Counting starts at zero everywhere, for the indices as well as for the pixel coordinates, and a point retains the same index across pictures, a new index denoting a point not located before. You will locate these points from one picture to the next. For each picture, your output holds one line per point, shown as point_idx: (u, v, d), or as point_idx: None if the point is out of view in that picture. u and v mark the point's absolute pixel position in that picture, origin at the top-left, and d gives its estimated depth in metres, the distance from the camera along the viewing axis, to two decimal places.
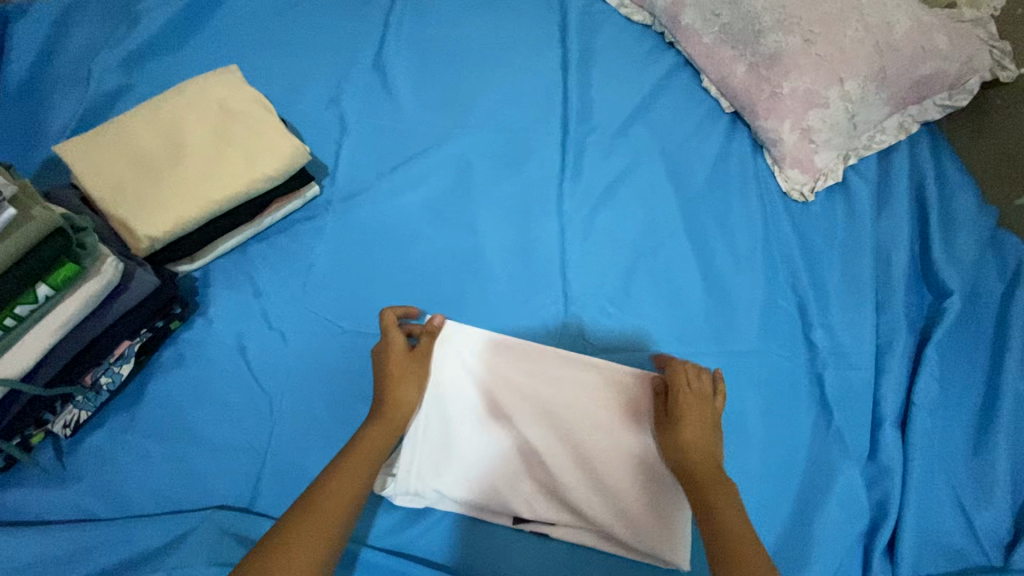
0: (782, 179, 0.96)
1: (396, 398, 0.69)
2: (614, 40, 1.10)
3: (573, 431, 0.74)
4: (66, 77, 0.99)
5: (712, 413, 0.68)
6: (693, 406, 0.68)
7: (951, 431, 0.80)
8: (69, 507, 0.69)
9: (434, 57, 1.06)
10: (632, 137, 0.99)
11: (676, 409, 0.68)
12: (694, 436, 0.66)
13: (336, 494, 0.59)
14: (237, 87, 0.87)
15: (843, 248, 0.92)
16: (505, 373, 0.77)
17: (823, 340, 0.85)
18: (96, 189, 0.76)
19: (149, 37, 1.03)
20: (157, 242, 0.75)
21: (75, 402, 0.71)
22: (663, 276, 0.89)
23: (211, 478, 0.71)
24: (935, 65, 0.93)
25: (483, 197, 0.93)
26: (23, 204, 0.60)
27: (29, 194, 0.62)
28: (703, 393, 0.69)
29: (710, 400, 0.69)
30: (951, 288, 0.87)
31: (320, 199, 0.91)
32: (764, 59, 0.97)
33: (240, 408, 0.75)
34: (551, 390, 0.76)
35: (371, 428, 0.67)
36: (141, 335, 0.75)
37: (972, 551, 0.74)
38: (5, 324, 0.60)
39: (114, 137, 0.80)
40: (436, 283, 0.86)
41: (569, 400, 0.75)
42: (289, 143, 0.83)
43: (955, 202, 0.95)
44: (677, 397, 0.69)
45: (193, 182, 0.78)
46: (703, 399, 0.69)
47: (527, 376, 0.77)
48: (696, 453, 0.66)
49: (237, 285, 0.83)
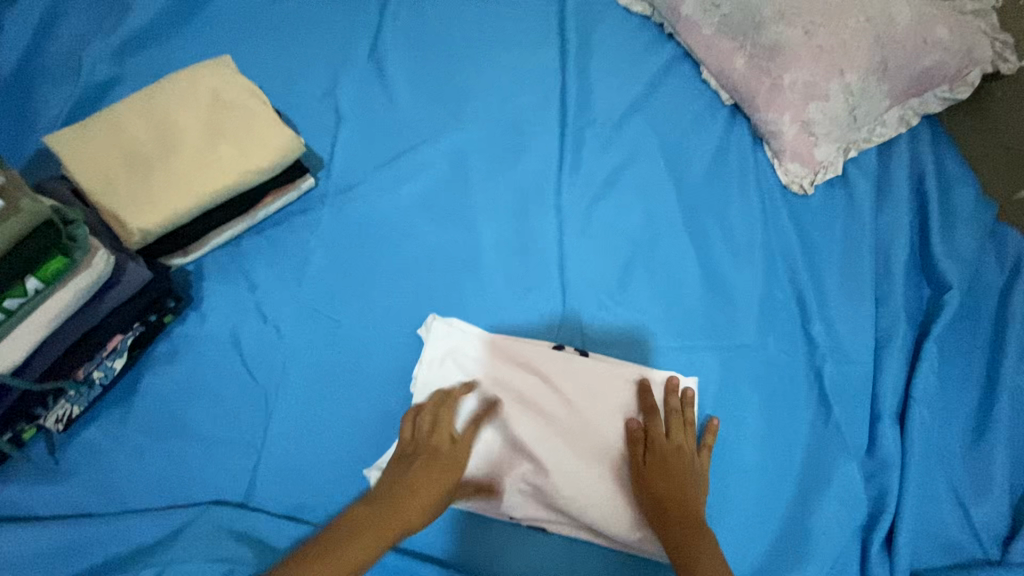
0: (781, 172, 0.95)
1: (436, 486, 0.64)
2: (613, 31, 1.08)
3: (564, 433, 0.74)
4: (56, 68, 0.98)
5: (688, 464, 0.69)
6: (671, 456, 0.69)
7: (950, 425, 0.80)
8: (63, 502, 0.68)
9: (431, 47, 1.05)
10: (631, 130, 0.98)
11: (656, 460, 0.69)
12: (673, 479, 0.67)
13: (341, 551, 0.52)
14: (230, 77, 0.85)
15: (843, 242, 0.91)
16: (499, 369, 0.77)
17: (822, 335, 0.84)
18: (87, 181, 0.75)
19: (139, 26, 1.01)
20: (149, 235, 0.74)
21: (68, 397, 0.70)
22: (661, 271, 0.88)
23: (206, 473, 0.71)
24: (936, 57, 0.92)
25: (479, 190, 0.92)
26: (11, 194, 0.59)
27: (16, 184, 0.61)
28: (682, 444, 0.71)
29: (687, 454, 0.70)
30: (950, 282, 0.86)
31: (315, 192, 0.90)
32: (764, 51, 0.96)
33: (235, 403, 0.75)
34: (535, 403, 0.75)
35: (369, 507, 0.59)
36: (134, 330, 0.74)
37: (970, 545, 0.74)
38: None
39: (104, 128, 0.79)
40: (432, 278, 0.85)
41: (557, 411, 0.75)
42: (283, 134, 0.82)
43: (955, 196, 0.94)
44: (654, 448, 0.70)
45: (185, 174, 0.77)
46: (682, 449, 0.70)
47: (521, 374, 0.77)
48: (674, 499, 0.66)
49: (231, 279, 0.82)
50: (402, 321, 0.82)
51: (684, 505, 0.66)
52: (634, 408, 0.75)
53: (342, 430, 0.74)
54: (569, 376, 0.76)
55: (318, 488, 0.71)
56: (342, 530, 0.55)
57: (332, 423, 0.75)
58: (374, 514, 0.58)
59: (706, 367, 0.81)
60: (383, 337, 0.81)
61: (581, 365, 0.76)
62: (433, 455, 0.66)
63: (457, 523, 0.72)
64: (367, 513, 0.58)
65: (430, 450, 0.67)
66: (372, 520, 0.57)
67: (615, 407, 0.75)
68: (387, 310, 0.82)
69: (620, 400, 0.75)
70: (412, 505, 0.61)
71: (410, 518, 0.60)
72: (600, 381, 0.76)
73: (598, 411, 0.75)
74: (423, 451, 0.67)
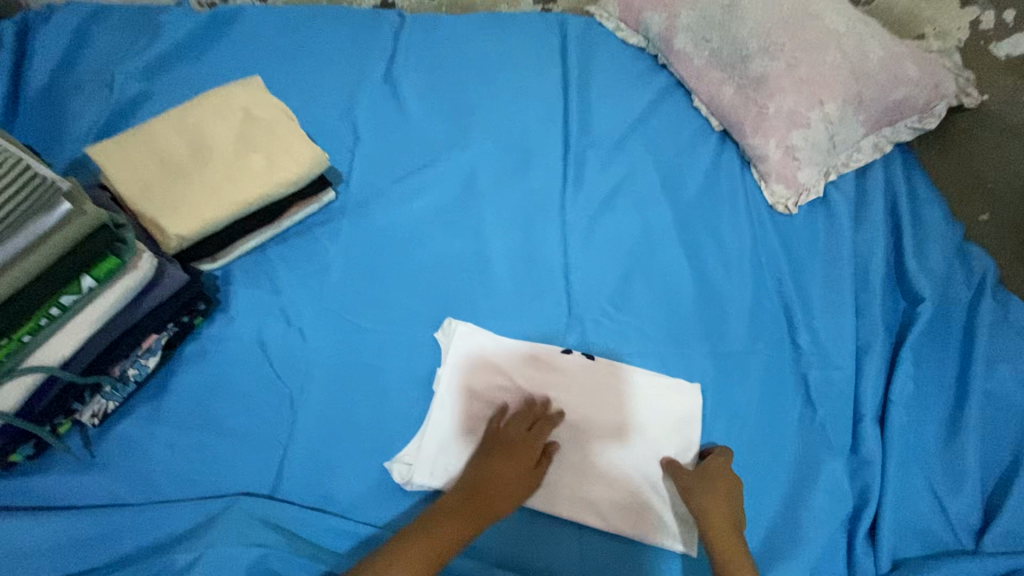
0: (768, 194, 1.03)
1: (494, 475, 0.74)
2: (612, 61, 1.18)
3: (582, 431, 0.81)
4: (88, 83, 1.04)
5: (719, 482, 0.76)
6: (698, 488, 0.75)
7: (926, 426, 0.86)
8: (99, 493, 0.71)
9: (443, 71, 1.12)
10: (630, 152, 1.06)
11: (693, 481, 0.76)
12: (707, 506, 0.74)
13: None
14: (261, 97, 0.92)
15: (824, 256, 0.99)
16: (515, 372, 0.84)
17: (807, 342, 0.91)
18: (127, 190, 0.80)
19: (169, 46, 1.08)
20: (185, 241, 0.79)
21: (104, 393, 0.74)
22: (661, 283, 0.94)
23: (237, 466, 0.74)
24: (906, 91, 1.02)
25: (490, 204, 0.99)
26: (76, 199, 0.63)
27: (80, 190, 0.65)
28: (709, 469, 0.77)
29: (718, 473, 0.77)
30: (923, 294, 0.94)
31: (335, 204, 0.96)
32: (751, 82, 1.05)
33: (262, 400, 0.79)
34: (551, 408, 0.82)
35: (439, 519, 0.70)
36: (168, 330, 0.77)
37: (946, 537, 0.80)
38: (52, 313, 0.64)
39: (144, 141, 0.84)
40: (447, 285, 0.91)
41: (577, 413, 0.82)
42: (310, 149, 0.88)
43: (925, 217, 1.03)
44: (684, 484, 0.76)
45: (218, 185, 0.82)
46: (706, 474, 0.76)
47: (536, 376, 0.84)
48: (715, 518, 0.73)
49: (257, 284, 0.87)
50: (418, 326, 0.87)
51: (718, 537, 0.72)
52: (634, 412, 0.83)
53: (364, 428, 0.79)
54: (579, 384, 0.84)
55: (342, 481, 0.75)
56: (412, 542, 0.67)
57: (354, 421, 0.79)
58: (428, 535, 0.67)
59: (700, 371, 0.88)
60: (400, 340, 0.86)
61: (590, 372, 0.84)
62: (517, 472, 0.75)
63: None
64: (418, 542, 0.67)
65: (510, 467, 0.75)
66: (423, 543, 0.67)
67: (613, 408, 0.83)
68: (405, 315, 0.87)
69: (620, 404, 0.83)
70: (461, 521, 0.70)
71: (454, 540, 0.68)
72: (604, 384, 0.84)
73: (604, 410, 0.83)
74: (501, 464, 0.75)
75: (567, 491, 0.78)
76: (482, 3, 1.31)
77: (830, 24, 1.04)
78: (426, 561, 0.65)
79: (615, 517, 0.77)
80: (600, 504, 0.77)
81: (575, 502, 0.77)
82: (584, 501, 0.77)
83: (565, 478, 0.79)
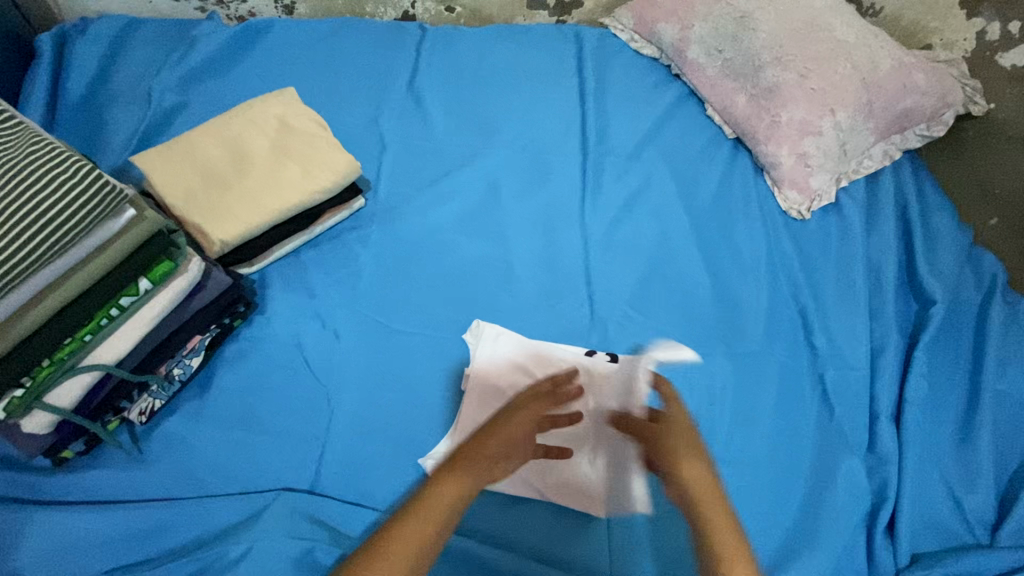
0: (781, 200, 1.06)
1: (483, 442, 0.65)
2: (627, 71, 1.21)
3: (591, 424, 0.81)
4: (124, 94, 1.07)
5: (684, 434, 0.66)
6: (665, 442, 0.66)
7: (942, 424, 0.88)
8: (145, 487, 0.74)
9: (463, 82, 1.16)
10: (646, 159, 1.09)
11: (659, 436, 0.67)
12: (680, 461, 0.63)
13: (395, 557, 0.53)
14: (296, 109, 0.96)
15: (837, 259, 1.01)
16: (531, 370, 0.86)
17: (823, 343, 0.94)
18: (171, 197, 0.83)
19: (201, 60, 1.12)
20: (227, 245, 0.83)
21: (151, 392, 0.77)
22: (679, 286, 0.97)
23: (277, 462, 0.77)
24: (915, 100, 1.05)
25: (513, 210, 1.02)
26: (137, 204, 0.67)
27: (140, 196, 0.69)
28: (672, 422, 0.68)
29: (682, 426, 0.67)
30: (935, 297, 0.96)
31: (364, 211, 0.99)
32: (763, 92, 1.08)
33: (299, 398, 0.81)
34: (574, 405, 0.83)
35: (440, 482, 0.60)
36: (211, 331, 0.82)
37: (962, 532, 0.82)
38: (111, 313, 0.68)
39: (186, 151, 0.88)
40: (473, 288, 0.93)
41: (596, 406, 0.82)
42: (344, 158, 0.91)
43: (935, 222, 1.06)
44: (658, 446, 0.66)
45: (257, 192, 0.86)
46: (670, 429, 0.67)
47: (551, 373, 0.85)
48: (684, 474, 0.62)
49: (291, 287, 0.90)
50: (445, 327, 0.89)
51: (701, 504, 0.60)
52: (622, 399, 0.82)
53: (395, 426, 0.81)
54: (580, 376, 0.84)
55: (375, 478, 0.77)
56: (403, 525, 0.56)
57: (385, 419, 0.81)
58: (424, 508, 0.57)
59: (720, 371, 0.90)
60: (429, 341, 0.88)
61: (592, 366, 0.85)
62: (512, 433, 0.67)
63: (497, 503, 0.77)
64: (422, 509, 0.57)
65: (506, 427, 0.68)
66: (411, 522, 0.56)
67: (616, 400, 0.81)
68: (433, 316, 0.90)
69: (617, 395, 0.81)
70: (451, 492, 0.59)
71: (448, 517, 0.58)
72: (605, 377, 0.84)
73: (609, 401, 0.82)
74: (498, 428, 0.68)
75: (572, 478, 0.79)
76: (499, 15, 1.34)
77: (840, 36, 1.07)
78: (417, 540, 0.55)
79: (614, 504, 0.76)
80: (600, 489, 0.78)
81: (578, 490, 0.78)
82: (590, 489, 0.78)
83: (569, 467, 0.79)
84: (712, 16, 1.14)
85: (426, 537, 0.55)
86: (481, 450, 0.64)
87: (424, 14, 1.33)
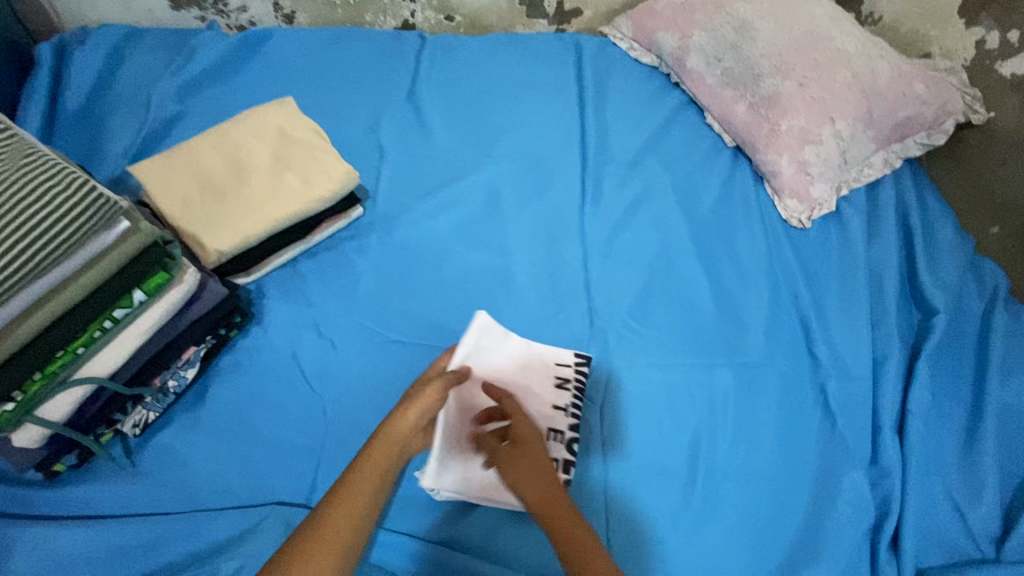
0: (781, 208, 1.06)
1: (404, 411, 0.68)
2: (626, 80, 1.21)
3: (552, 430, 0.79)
4: (123, 103, 1.07)
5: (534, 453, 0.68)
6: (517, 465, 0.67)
7: (944, 435, 0.87)
8: (138, 502, 0.73)
9: (461, 91, 1.16)
10: (645, 168, 1.09)
11: (513, 454, 0.68)
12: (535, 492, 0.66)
13: (337, 528, 0.57)
14: (295, 117, 0.96)
15: (839, 269, 1.01)
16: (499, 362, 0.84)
17: (824, 353, 0.92)
18: (167, 206, 0.83)
19: (201, 69, 1.12)
20: (224, 255, 0.82)
21: (145, 403, 0.77)
22: (678, 295, 0.96)
23: (273, 476, 0.76)
24: (915, 108, 1.05)
25: (510, 219, 1.01)
26: (133, 216, 0.66)
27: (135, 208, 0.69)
28: (526, 445, 0.69)
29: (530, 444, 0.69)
30: (937, 306, 0.96)
31: (363, 220, 0.99)
32: (763, 100, 1.08)
33: (295, 410, 0.81)
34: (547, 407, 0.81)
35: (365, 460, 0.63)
36: (206, 342, 0.81)
37: (967, 546, 0.80)
38: (105, 325, 0.68)
39: (184, 160, 0.88)
40: (472, 299, 0.93)
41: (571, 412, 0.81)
42: (343, 167, 0.91)
43: (936, 231, 1.05)
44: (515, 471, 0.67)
45: (255, 201, 0.85)
46: (525, 452, 0.68)
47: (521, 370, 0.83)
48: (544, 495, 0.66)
49: (290, 298, 0.90)
50: (442, 338, 0.88)
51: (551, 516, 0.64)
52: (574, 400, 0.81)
53: None
54: (508, 379, 0.82)
55: None
56: (344, 491, 0.60)
57: None
58: (362, 470, 0.62)
59: (721, 382, 0.88)
60: (425, 350, 0.87)
61: (524, 367, 0.83)
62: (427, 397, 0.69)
63: (504, 519, 0.76)
64: (357, 484, 0.60)
65: (425, 401, 0.69)
66: (351, 487, 0.60)
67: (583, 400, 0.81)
68: (430, 325, 0.89)
69: (559, 400, 0.81)
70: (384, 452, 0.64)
71: (384, 474, 0.63)
72: (539, 380, 0.83)
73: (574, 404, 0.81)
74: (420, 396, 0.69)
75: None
76: (499, 24, 1.35)
77: (840, 44, 1.07)
78: (362, 502, 0.59)
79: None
80: None
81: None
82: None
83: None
84: (711, 25, 1.14)
85: (365, 499, 0.60)
86: (404, 426, 0.66)
87: (424, 23, 1.33)
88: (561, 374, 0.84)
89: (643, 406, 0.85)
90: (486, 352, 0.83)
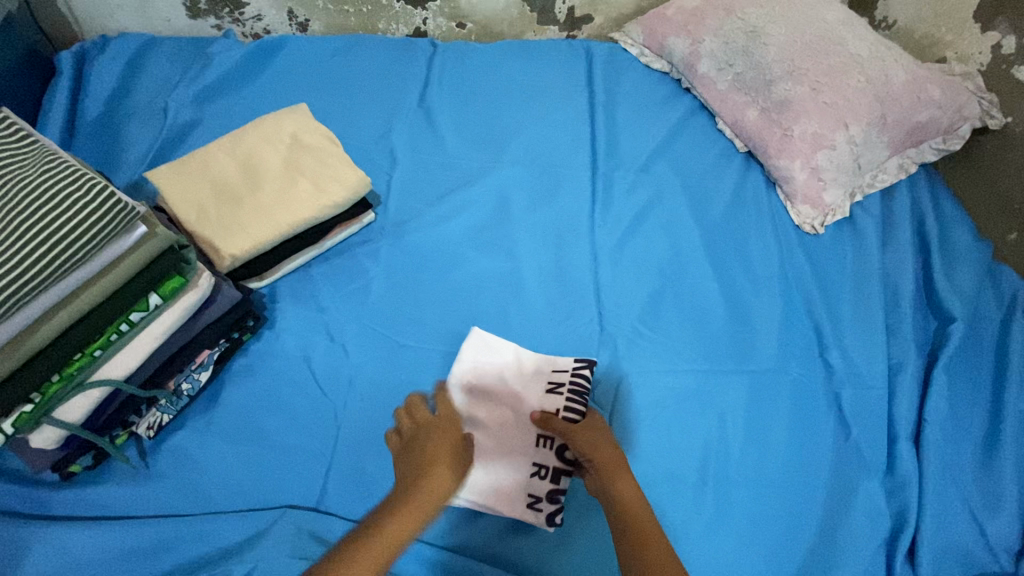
0: (794, 214, 1.05)
1: (426, 473, 0.62)
2: (636, 85, 1.21)
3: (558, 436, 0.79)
4: (140, 110, 1.09)
5: (604, 437, 0.74)
6: (592, 443, 0.73)
7: (962, 446, 0.85)
8: (151, 504, 0.74)
9: (472, 97, 1.17)
10: (655, 175, 1.09)
11: (588, 437, 0.73)
12: (621, 483, 0.67)
13: None
14: (308, 124, 0.97)
15: (853, 276, 0.99)
16: (503, 371, 0.84)
17: (839, 361, 0.91)
18: (183, 212, 0.84)
19: (216, 76, 1.14)
20: (237, 260, 0.83)
21: (159, 406, 0.78)
22: (689, 301, 0.96)
23: (284, 479, 0.76)
24: (930, 113, 1.04)
25: (521, 225, 1.02)
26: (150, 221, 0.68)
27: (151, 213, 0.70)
28: (599, 432, 0.75)
29: (602, 430, 0.75)
30: (954, 314, 0.94)
31: (375, 225, 1.00)
32: (775, 105, 1.07)
33: (307, 414, 0.81)
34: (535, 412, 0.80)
35: (391, 519, 0.57)
36: (220, 345, 0.83)
37: (986, 559, 0.78)
38: (121, 329, 0.69)
39: (199, 166, 0.89)
40: (482, 305, 0.93)
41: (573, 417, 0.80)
42: (355, 173, 0.91)
43: (954, 237, 1.04)
44: (593, 464, 0.71)
45: (269, 207, 0.86)
46: (599, 435, 0.74)
47: (529, 378, 0.84)
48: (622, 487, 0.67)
49: (303, 302, 0.90)
50: (453, 342, 0.89)
51: (629, 503, 0.65)
52: (567, 403, 0.80)
53: None
54: (512, 385, 0.83)
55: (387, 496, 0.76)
56: (352, 556, 0.52)
57: None
58: (377, 536, 0.55)
59: (733, 389, 0.88)
60: (436, 356, 0.87)
61: (526, 372, 0.84)
62: (444, 462, 0.64)
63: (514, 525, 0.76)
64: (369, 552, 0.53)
65: (454, 459, 0.65)
66: (363, 555, 0.53)
67: (579, 404, 0.79)
68: (440, 331, 0.90)
69: (552, 406, 0.80)
70: (400, 521, 0.57)
71: (396, 544, 0.55)
72: (537, 385, 0.83)
73: (573, 408, 0.79)
74: (436, 461, 0.64)
75: (532, 493, 0.75)
76: (509, 31, 1.35)
77: (853, 49, 1.07)
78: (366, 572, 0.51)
79: (556, 516, 0.74)
80: (532, 501, 0.75)
81: (525, 494, 0.76)
82: (532, 501, 0.75)
83: (518, 474, 0.77)
84: (722, 31, 1.14)
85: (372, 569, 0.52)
86: (430, 491, 0.61)
87: (436, 30, 1.34)
88: (563, 378, 0.83)
89: (654, 413, 0.85)
90: (490, 363, 0.85)
